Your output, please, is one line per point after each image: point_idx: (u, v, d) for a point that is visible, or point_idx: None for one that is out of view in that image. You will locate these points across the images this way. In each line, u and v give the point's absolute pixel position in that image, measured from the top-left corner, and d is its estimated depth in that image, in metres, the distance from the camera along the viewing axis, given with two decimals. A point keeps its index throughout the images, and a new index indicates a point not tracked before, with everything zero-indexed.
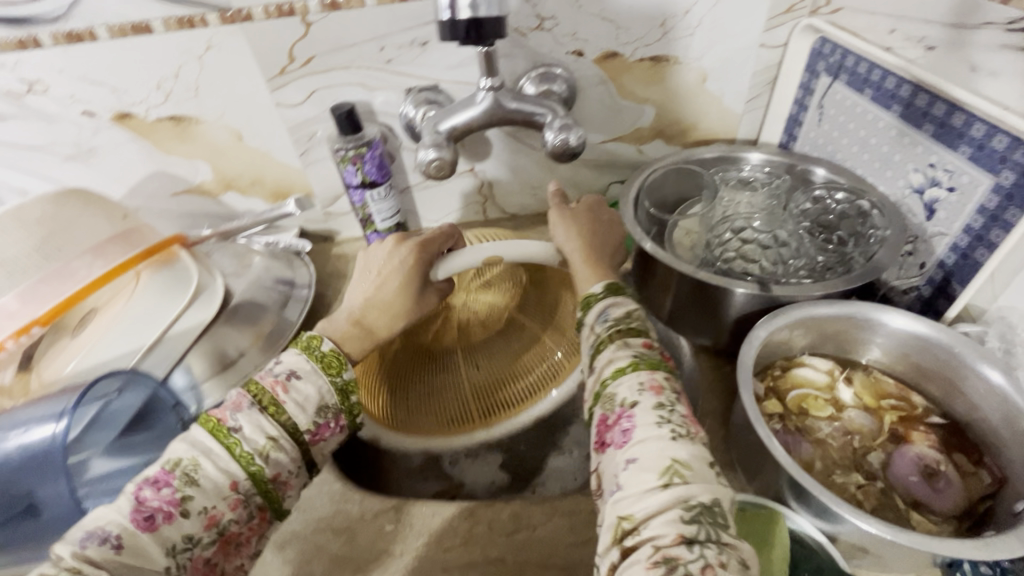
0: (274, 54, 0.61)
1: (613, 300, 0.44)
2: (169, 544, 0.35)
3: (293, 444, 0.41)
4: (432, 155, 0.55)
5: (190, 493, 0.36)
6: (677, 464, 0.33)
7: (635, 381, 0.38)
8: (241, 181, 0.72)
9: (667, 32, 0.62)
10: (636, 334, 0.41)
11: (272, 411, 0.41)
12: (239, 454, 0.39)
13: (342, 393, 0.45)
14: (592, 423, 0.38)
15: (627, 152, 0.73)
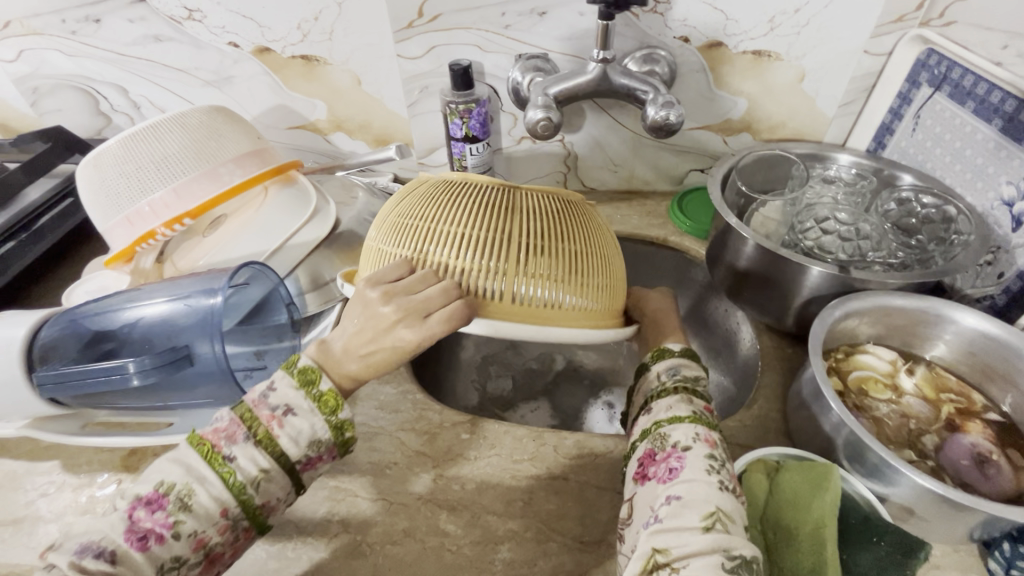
0: (405, 9, 0.66)
1: (686, 361, 0.49)
2: (157, 562, 0.37)
3: (283, 474, 0.42)
4: (541, 115, 0.60)
5: (182, 518, 0.38)
6: (720, 512, 0.37)
7: (690, 430, 0.42)
8: (351, 123, 0.79)
9: (774, 28, 0.65)
10: (700, 395, 0.46)
11: (263, 445, 0.41)
12: (230, 484, 0.40)
13: (336, 429, 0.43)
14: (639, 452, 0.43)
15: (712, 142, 0.76)
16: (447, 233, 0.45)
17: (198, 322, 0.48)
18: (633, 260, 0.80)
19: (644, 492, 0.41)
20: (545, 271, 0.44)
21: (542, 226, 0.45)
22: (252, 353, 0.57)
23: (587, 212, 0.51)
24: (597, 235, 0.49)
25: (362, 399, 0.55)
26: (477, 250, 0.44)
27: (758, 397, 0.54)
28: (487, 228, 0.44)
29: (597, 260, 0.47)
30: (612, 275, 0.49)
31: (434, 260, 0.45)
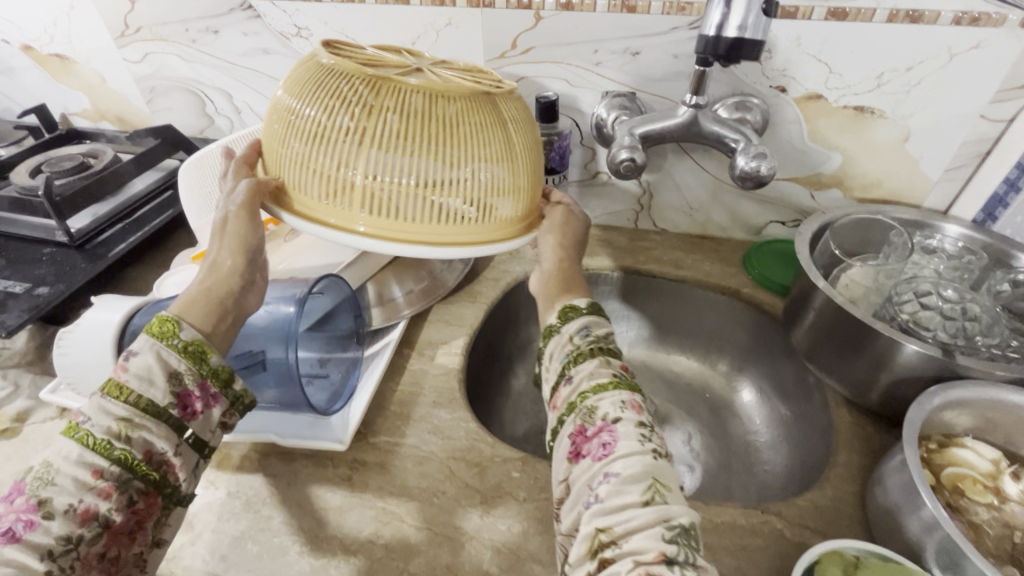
0: (501, 40, 0.68)
1: (594, 319, 0.49)
2: (44, 549, 0.32)
3: (156, 420, 0.38)
4: (626, 155, 0.59)
5: (46, 496, 0.33)
6: (657, 483, 0.37)
7: (617, 398, 0.42)
8: None
9: (881, 85, 0.62)
10: (615, 356, 0.46)
11: (117, 396, 0.38)
12: (90, 445, 0.36)
13: (190, 354, 0.40)
14: (570, 430, 0.42)
15: (799, 196, 0.73)
16: (319, 129, 0.43)
17: (275, 329, 0.50)
18: (700, 307, 0.78)
19: (579, 472, 0.40)
20: (406, 195, 0.44)
21: (405, 139, 0.42)
22: (315, 360, 0.58)
23: (489, 109, 0.46)
24: (487, 141, 0.45)
25: (417, 420, 0.55)
26: (348, 162, 0.43)
27: (832, 476, 0.50)
28: (347, 137, 0.43)
29: (479, 175, 0.45)
30: (502, 188, 0.47)
31: (302, 166, 0.44)
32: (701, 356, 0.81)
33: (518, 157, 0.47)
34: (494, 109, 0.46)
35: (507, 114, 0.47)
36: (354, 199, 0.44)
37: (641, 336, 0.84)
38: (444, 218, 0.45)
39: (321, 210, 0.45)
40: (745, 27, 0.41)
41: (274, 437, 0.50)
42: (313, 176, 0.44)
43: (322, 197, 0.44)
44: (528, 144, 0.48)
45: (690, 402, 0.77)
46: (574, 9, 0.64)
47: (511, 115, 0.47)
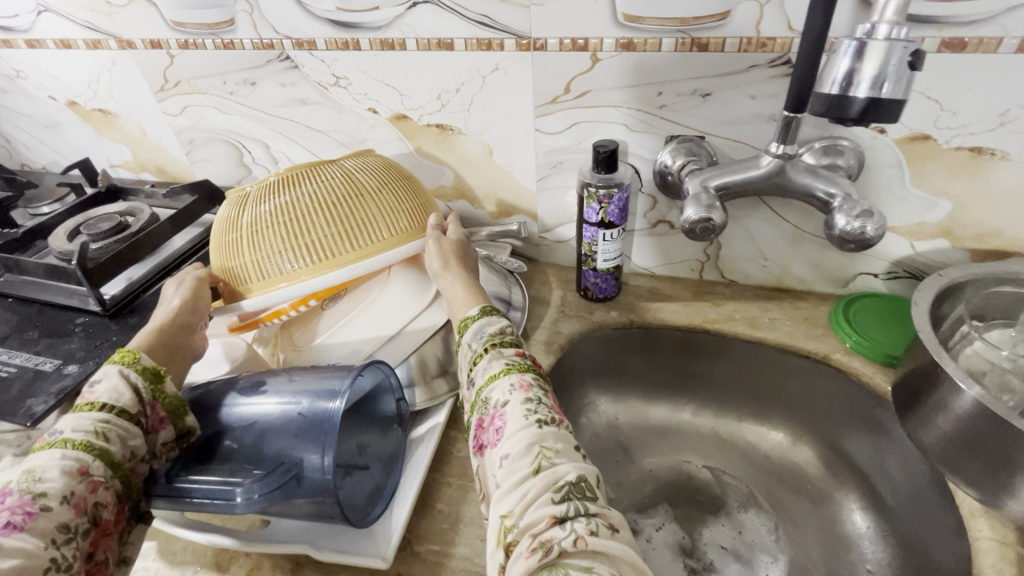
0: (553, 85, 0.62)
1: (486, 320, 0.51)
2: (47, 537, 0.36)
3: (130, 424, 0.43)
4: (701, 214, 0.52)
5: (41, 491, 0.37)
6: (544, 450, 0.40)
7: (506, 384, 0.45)
8: (477, 192, 0.75)
9: (1005, 124, 0.52)
10: (508, 345, 0.49)
11: (90, 409, 0.42)
12: (74, 444, 0.40)
13: (153, 376, 0.46)
14: (470, 426, 0.45)
15: (897, 245, 0.63)
16: (230, 239, 0.55)
17: (308, 423, 0.44)
18: (782, 372, 0.68)
19: (486, 461, 0.43)
20: (262, 241, 0.53)
21: (279, 200, 0.54)
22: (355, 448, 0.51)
23: (335, 170, 0.58)
24: (346, 179, 0.56)
25: (468, 524, 0.48)
26: (253, 243, 0.54)
27: None
28: (241, 221, 0.55)
29: (320, 209, 0.54)
30: (347, 215, 0.54)
31: (226, 267, 0.56)
32: (784, 425, 0.71)
33: (380, 183, 0.58)
34: (337, 168, 0.58)
35: (361, 164, 0.60)
36: (241, 262, 0.54)
37: (709, 402, 0.76)
38: (340, 242, 0.54)
39: (217, 274, 0.57)
40: (883, 79, 0.37)
41: (308, 548, 0.44)
42: (236, 270, 0.55)
43: (226, 271, 0.55)
44: (389, 175, 0.60)
45: (771, 485, 0.68)
46: (635, 48, 0.57)
47: (364, 164, 0.60)
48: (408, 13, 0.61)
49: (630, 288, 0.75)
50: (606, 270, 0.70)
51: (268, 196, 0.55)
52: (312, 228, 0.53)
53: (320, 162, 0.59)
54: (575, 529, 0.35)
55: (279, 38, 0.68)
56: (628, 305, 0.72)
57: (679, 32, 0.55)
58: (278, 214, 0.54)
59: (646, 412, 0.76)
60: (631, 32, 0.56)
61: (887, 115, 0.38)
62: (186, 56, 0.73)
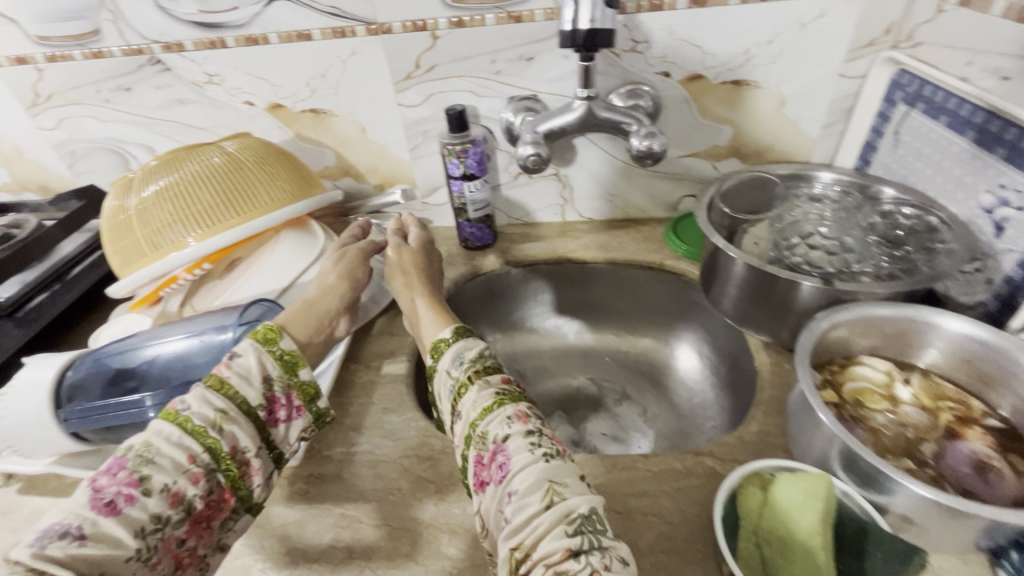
0: (405, 63, 0.72)
1: (465, 344, 0.52)
2: (138, 526, 0.37)
3: (246, 419, 0.45)
4: (530, 151, 0.65)
5: (147, 473, 0.39)
6: (554, 485, 0.40)
7: (503, 416, 0.44)
8: (359, 168, 0.84)
9: (749, 59, 0.69)
10: (492, 371, 0.49)
11: (218, 386, 0.45)
12: (192, 428, 0.42)
13: (290, 368, 0.49)
14: (469, 462, 0.44)
15: (703, 168, 0.79)
16: (122, 221, 0.61)
17: (215, 357, 0.53)
18: (635, 286, 0.82)
19: (488, 499, 0.42)
20: (153, 216, 0.60)
21: (166, 180, 0.61)
22: None
23: (216, 150, 0.65)
24: (227, 156, 0.64)
25: (370, 428, 0.57)
26: (145, 220, 0.60)
27: (761, 414, 0.54)
28: (132, 203, 0.61)
29: (204, 183, 0.61)
30: (230, 185, 0.62)
31: (121, 247, 0.61)
32: (647, 332, 0.85)
33: (259, 157, 0.66)
34: (216, 149, 0.65)
35: (241, 144, 0.67)
36: (135, 239, 0.60)
37: (587, 324, 0.88)
38: (226, 209, 0.61)
39: (114, 257, 0.62)
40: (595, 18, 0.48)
41: None
42: (131, 247, 0.60)
43: (122, 250, 0.61)
44: (268, 151, 0.68)
45: (638, 379, 0.82)
46: (465, 25, 0.68)
47: (244, 144, 0.68)
48: (265, 10, 0.69)
49: (506, 236, 0.86)
50: (478, 220, 0.81)
51: (155, 179, 0.62)
52: (199, 199, 0.60)
53: (202, 146, 0.66)
54: (590, 562, 0.36)
55: (147, 43, 0.73)
56: (505, 249, 0.84)
57: (497, 8, 0.67)
58: (167, 191, 0.61)
59: (536, 342, 0.88)
60: (459, 11, 0.68)
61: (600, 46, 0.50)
62: (56, 68, 0.77)
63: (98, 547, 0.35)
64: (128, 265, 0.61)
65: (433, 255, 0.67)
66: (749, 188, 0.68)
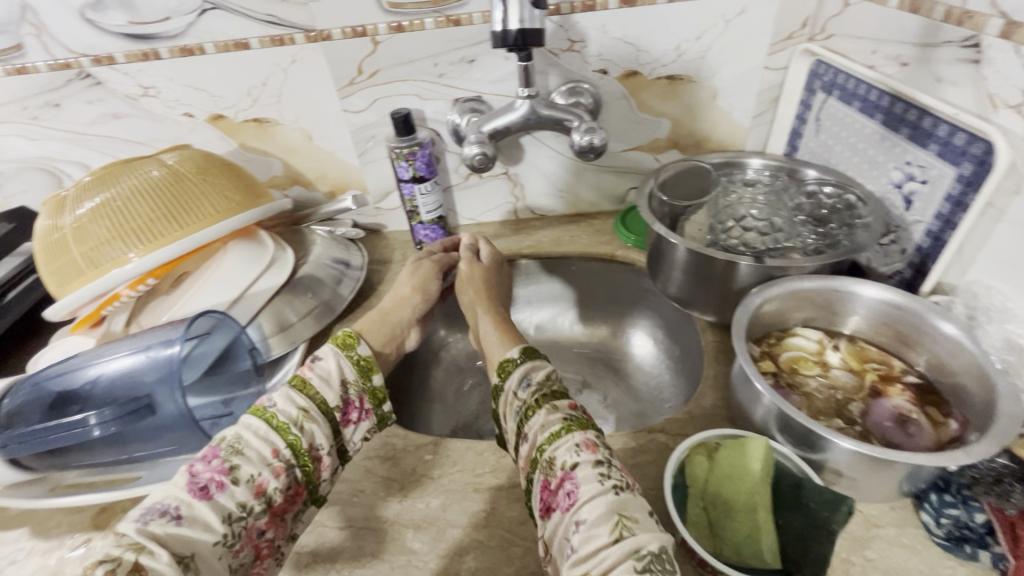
0: (347, 68, 0.72)
1: (531, 366, 0.52)
2: (225, 512, 0.41)
3: (324, 418, 0.49)
4: (476, 150, 0.66)
5: (236, 463, 0.43)
6: (624, 519, 0.38)
7: (571, 443, 0.44)
8: (308, 176, 0.83)
9: (680, 55, 0.72)
10: (559, 397, 0.49)
11: (299, 385, 0.49)
12: (277, 424, 0.46)
13: (364, 373, 0.54)
14: (536, 488, 0.43)
15: (646, 160, 0.82)
16: (58, 240, 0.59)
17: (166, 373, 0.52)
18: (588, 277, 0.85)
19: (553, 526, 0.41)
20: (90, 234, 0.58)
21: (103, 195, 0.60)
22: (219, 402, 0.58)
23: (155, 164, 0.64)
24: (168, 169, 0.63)
25: None
26: (81, 238, 0.58)
27: (707, 388, 0.57)
28: (67, 221, 0.59)
29: (143, 197, 0.60)
30: (171, 198, 0.61)
31: (57, 267, 0.59)
32: (604, 321, 0.88)
33: (201, 169, 0.65)
34: (155, 162, 0.64)
35: (181, 156, 0.66)
36: (72, 258, 0.58)
37: (547, 318, 0.90)
38: (168, 222, 0.60)
39: (50, 278, 0.59)
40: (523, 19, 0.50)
41: None
42: (68, 267, 0.58)
43: (58, 270, 0.59)
44: (211, 162, 0.67)
45: (598, 367, 0.85)
46: (405, 29, 0.69)
47: (184, 156, 0.66)
48: (199, 20, 0.68)
49: (461, 237, 0.87)
50: (431, 221, 0.81)
51: (90, 195, 0.60)
52: (139, 213, 0.59)
53: (140, 159, 0.64)
54: None
55: (75, 57, 0.71)
56: None
57: (435, 12, 0.68)
58: (104, 208, 0.59)
59: None
60: (397, 16, 0.68)
61: (531, 45, 0.52)
62: None
63: (191, 528, 0.39)
64: (66, 285, 0.59)
65: (500, 273, 0.73)
66: (687, 176, 0.70)
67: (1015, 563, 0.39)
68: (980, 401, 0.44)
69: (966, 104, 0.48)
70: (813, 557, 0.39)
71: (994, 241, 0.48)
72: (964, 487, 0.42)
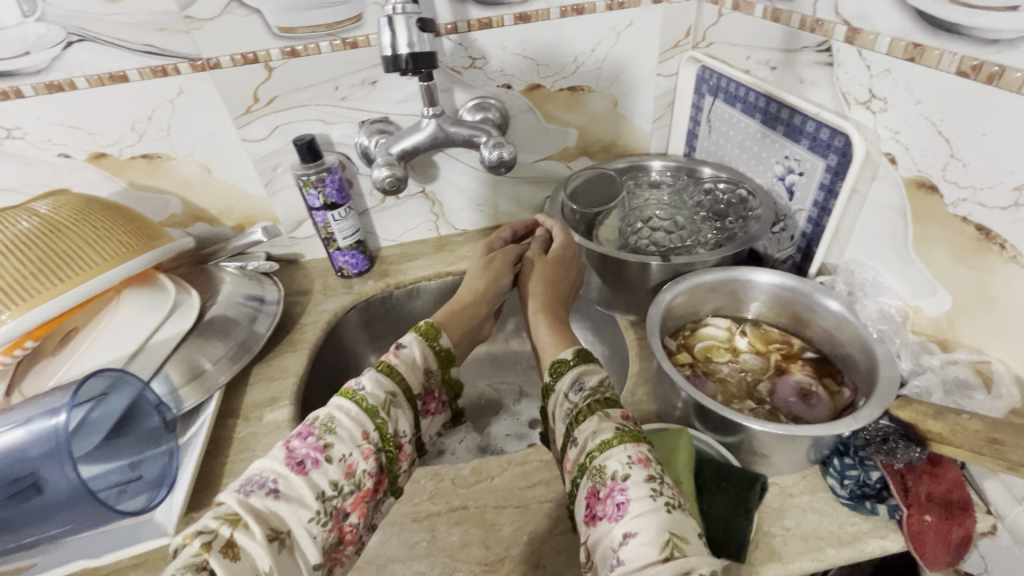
0: (241, 96, 0.69)
1: (585, 369, 0.49)
2: (320, 488, 0.42)
3: (406, 402, 0.49)
4: (385, 173, 0.65)
5: (330, 442, 0.43)
6: (675, 539, 0.35)
7: (623, 454, 0.41)
8: (211, 211, 0.78)
9: (578, 66, 0.75)
10: (611, 406, 0.45)
11: (383, 368, 0.49)
12: (368, 407, 0.46)
13: (445, 361, 0.54)
14: (582, 495, 0.40)
15: (558, 169, 0.84)
16: None
17: (54, 447, 0.47)
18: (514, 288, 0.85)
19: (599, 536, 0.38)
20: None
21: None
22: (125, 466, 0.53)
23: (24, 214, 0.58)
24: (40, 219, 0.57)
25: None
26: None
27: (633, 384, 0.59)
28: None
29: (12, 251, 0.54)
30: (47, 249, 0.55)
31: None
32: None
33: (82, 216, 0.60)
34: (25, 213, 0.58)
35: (56, 204, 0.61)
36: None
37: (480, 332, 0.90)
38: (46, 276, 0.54)
39: None
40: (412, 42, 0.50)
41: (91, 560, 0.48)
42: None
43: None
44: (92, 207, 0.62)
45: (533, 375, 0.86)
46: (300, 54, 0.67)
47: (60, 203, 0.61)
48: (65, 53, 0.63)
49: (383, 259, 0.86)
50: (350, 247, 0.79)
51: None
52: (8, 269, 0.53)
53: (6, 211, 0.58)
54: None
55: None
56: (383, 272, 0.83)
57: (330, 35, 0.67)
58: None
59: None
60: (290, 41, 0.66)
61: (424, 67, 0.53)
62: None
63: (287, 503, 0.40)
64: None
65: (571, 263, 0.63)
66: (596, 182, 0.74)
67: (907, 513, 0.43)
68: (865, 368, 0.49)
69: (825, 102, 0.53)
70: (735, 534, 0.42)
71: (860, 224, 0.53)
72: (861, 449, 0.45)
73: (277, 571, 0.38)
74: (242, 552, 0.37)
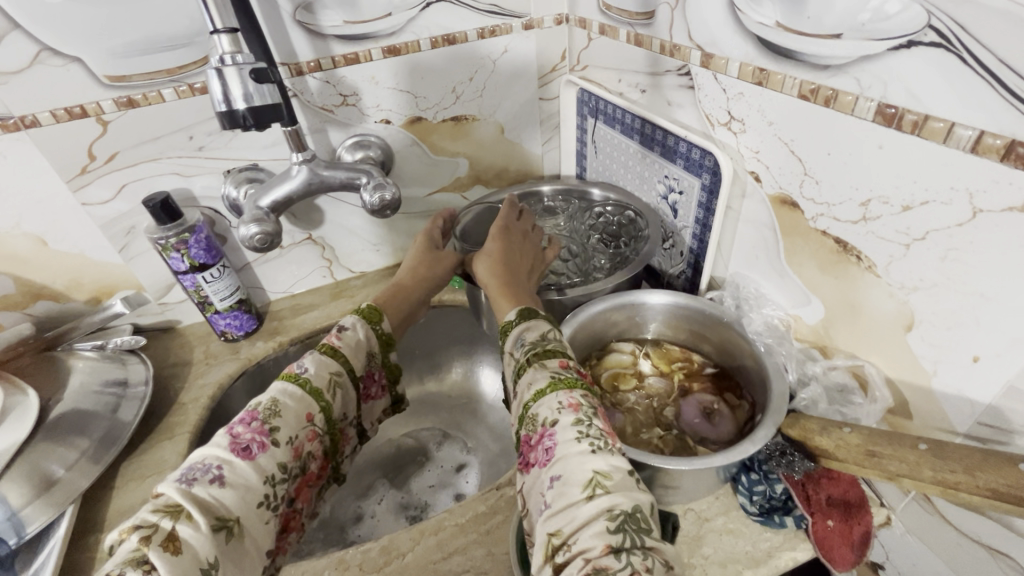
0: (72, 155, 0.60)
1: (525, 326, 0.47)
2: (269, 470, 0.42)
3: (350, 383, 0.51)
4: (254, 229, 0.59)
5: (276, 426, 0.43)
6: (598, 476, 0.34)
7: (554, 401, 0.40)
8: (54, 287, 0.67)
9: (458, 96, 0.72)
10: (551, 356, 0.44)
11: (328, 352, 0.51)
12: (312, 389, 0.47)
13: (386, 344, 0.56)
14: (518, 444, 0.40)
15: (454, 200, 0.81)
16: None
17: None
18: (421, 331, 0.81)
19: (532, 481, 0.38)
20: None
21: None
22: None
23: None
24: None
25: None
26: None
27: None
28: None
29: None
30: None
31: None
32: (451, 366, 0.85)
33: None
34: None
35: None
36: None
37: None
38: None
39: None
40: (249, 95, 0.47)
41: None
42: None
43: None
44: None
45: (454, 416, 0.82)
46: (139, 104, 0.60)
47: None
48: None
49: (274, 315, 0.78)
50: (230, 308, 0.71)
51: None
52: None
53: None
54: (630, 562, 0.30)
55: None
56: (275, 329, 0.76)
57: (173, 82, 0.60)
58: None
59: None
60: (125, 90, 0.59)
61: (266, 121, 0.49)
62: None
63: (232, 491, 0.39)
64: None
65: (517, 240, 0.61)
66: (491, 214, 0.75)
67: (812, 519, 0.44)
68: (759, 382, 0.50)
69: (692, 123, 0.55)
70: None
71: (739, 238, 0.54)
72: (764, 463, 0.45)
73: (220, 562, 0.36)
74: (183, 545, 0.35)
